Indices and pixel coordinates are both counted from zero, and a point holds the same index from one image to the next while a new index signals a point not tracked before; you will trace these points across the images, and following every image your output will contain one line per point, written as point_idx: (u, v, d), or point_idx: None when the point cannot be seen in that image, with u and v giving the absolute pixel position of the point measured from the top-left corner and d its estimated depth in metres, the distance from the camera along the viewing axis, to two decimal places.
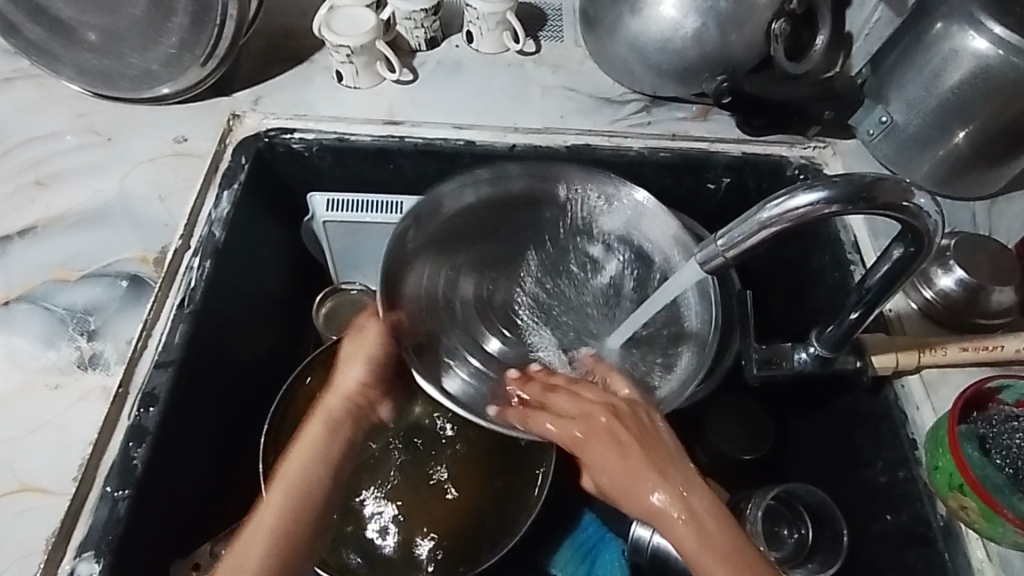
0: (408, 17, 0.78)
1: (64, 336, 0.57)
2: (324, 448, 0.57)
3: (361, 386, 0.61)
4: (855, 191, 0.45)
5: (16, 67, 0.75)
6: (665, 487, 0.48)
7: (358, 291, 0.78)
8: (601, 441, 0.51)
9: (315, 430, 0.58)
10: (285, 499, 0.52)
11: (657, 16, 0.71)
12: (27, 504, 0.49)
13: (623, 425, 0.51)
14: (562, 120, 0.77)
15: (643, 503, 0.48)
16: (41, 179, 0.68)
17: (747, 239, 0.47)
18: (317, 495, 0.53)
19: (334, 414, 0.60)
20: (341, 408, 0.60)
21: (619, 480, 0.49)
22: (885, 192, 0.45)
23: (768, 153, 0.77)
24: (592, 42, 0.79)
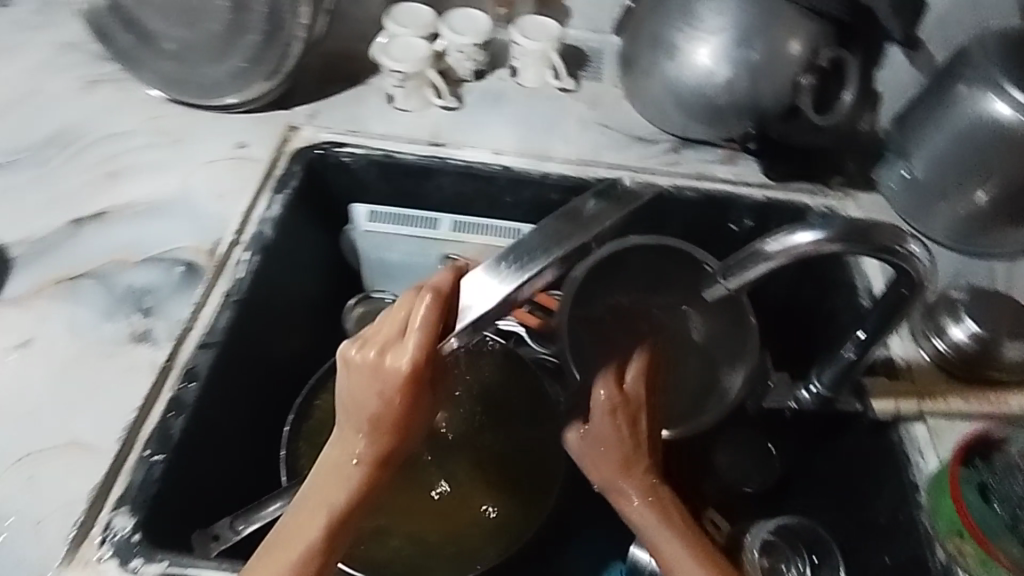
0: (459, 50, 0.84)
1: (122, 311, 0.62)
2: (348, 487, 0.50)
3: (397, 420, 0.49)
4: (852, 230, 0.48)
5: (102, 71, 0.82)
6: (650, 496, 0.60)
7: (389, 299, 0.82)
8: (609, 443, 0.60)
9: (339, 467, 0.51)
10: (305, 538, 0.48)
11: (692, 65, 0.77)
12: (74, 458, 0.54)
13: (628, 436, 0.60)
14: (595, 153, 0.84)
15: (632, 505, 0.60)
16: (112, 172, 0.73)
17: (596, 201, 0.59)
18: (323, 552, 0.49)
19: (364, 454, 0.50)
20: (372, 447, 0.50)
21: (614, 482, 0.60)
22: (882, 235, 0.49)
23: (790, 200, 0.80)
24: (629, 83, 0.86)
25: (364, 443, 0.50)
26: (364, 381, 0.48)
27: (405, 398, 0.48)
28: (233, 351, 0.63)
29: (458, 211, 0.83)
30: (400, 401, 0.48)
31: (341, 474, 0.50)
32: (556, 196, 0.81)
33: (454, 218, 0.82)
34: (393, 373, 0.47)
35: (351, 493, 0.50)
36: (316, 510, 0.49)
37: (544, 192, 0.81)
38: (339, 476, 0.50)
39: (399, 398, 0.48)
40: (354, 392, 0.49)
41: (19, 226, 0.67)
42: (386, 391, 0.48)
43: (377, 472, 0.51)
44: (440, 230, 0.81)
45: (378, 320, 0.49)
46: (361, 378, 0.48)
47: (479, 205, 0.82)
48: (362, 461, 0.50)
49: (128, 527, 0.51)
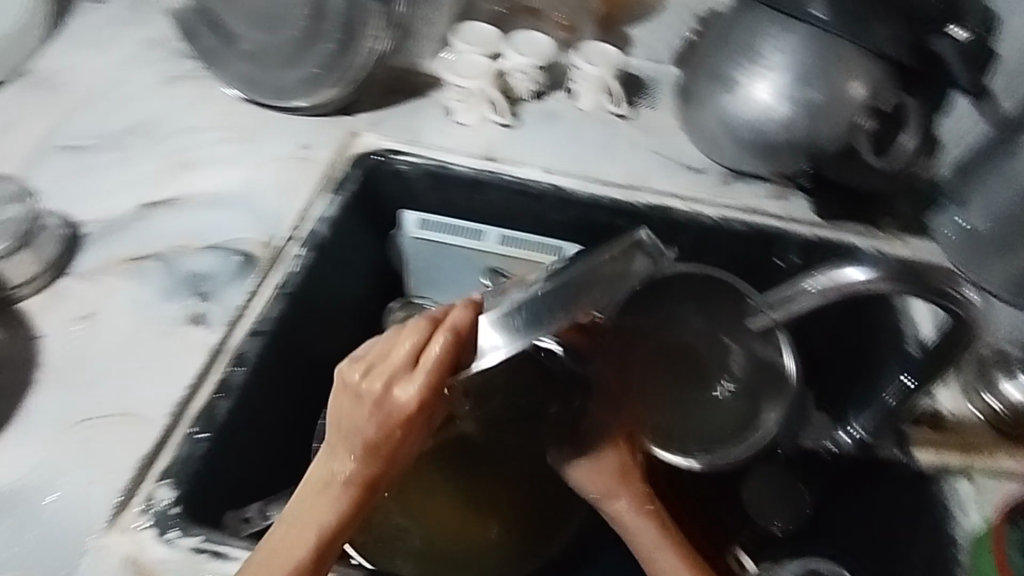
0: (523, 70, 0.86)
1: (180, 293, 0.65)
2: (339, 505, 0.49)
3: (393, 446, 0.49)
4: (901, 270, 0.49)
5: (183, 68, 0.87)
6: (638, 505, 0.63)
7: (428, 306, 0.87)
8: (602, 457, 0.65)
9: (328, 487, 0.49)
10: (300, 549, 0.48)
11: (750, 100, 0.78)
12: (123, 429, 0.56)
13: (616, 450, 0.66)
14: (646, 179, 0.85)
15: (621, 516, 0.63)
16: (184, 162, 0.77)
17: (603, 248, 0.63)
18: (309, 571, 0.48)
19: (354, 476, 0.49)
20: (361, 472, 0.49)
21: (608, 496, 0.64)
22: (933, 276, 0.49)
23: (842, 239, 0.80)
24: (686, 113, 0.87)
25: (353, 465, 0.48)
26: (364, 407, 0.47)
27: (405, 429, 0.48)
28: (280, 341, 0.65)
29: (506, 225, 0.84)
30: (400, 431, 0.48)
31: (330, 492, 0.49)
32: (604, 218, 0.83)
33: (502, 232, 0.83)
34: (399, 405, 0.47)
35: (337, 515, 0.48)
36: (302, 531, 0.48)
37: (592, 213, 0.83)
38: (326, 495, 0.49)
39: (399, 429, 0.48)
40: (352, 416, 0.48)
41: (94, 206, 0.71)
42: (387, 420, 0.48)
43: (365, 495, 0.49)
44: (489, 244, 0.82)
45: (383, 348, 0.49)
46: (361, 405, 0.47)
47: (527, 222, 0.84)
48: (349, 483, 0.48)
49: (168, 500, 0.52)
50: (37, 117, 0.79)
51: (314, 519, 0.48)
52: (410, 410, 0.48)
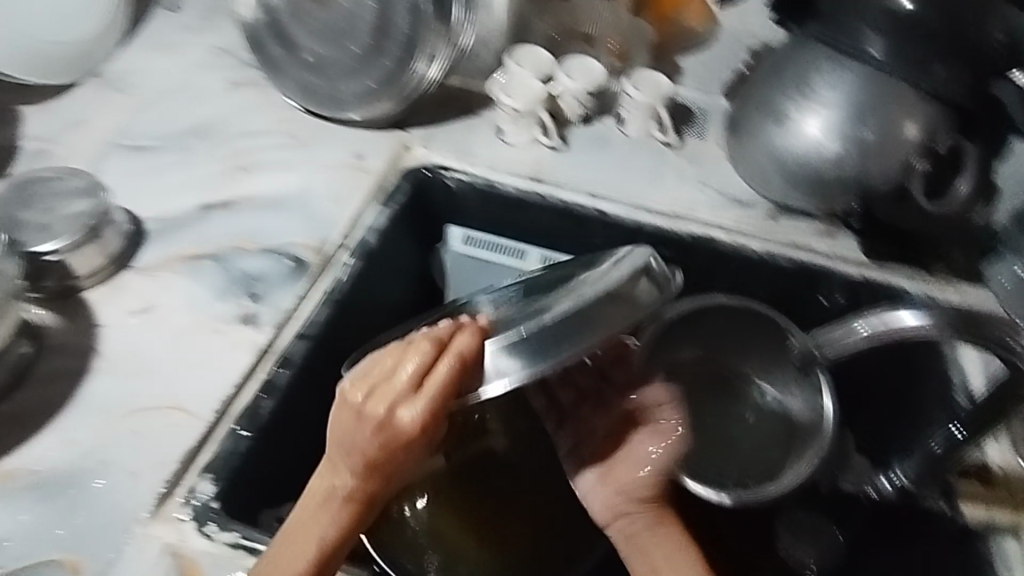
0: (575, 95, 0.87)
1: (233, 293, 0.67)
2: (338, 519, 0.51)
3: (394, 465, 0.50)
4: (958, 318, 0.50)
5: (246, 75, 0.90)
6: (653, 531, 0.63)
7: None
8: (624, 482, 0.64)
9: (330, 500, 0.51)
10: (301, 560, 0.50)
11: (801, 134, 0.78)
12: (171, 421, 0.58)
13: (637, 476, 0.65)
14: (691, 209, 0.85)
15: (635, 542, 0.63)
16: (243, 166, 0.79)
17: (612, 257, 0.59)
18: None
19: (354, 492, 0.51)
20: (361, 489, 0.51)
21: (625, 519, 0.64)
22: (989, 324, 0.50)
23: (888, 281, 0.79)
24: (733, 145, 0.88)
25: (352, 482, 0.50)
26: (365, 428, 0.48)
27: (402, 449, 0.49)
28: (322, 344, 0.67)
29: (549, 244, 0.86)
30: (400, 454, 0.49)
31: (331, 506, 0.51)
32: (646, 244, 0.84)
33: (544, 251, 0.84)
34: (400, 426, 0.48)
35: (335, 527, 0.51)
36: (304, 540, 0.50)
37: (635, 240, 0.84)
38: (325, 508, 0.51)
39: (399, 450, 0.49)
40: (352, 435, 0.49)
41: (157, 203, 0.74)
42: (386, 442, 0.49)
43: (365, 509, 0.51)
44: (528, 263, 0.84)
45: (387, 370, 0.50)
46: (362, 425, 0.48)
47: (570, 244, 0.85)
48: (348, 497, 0.50)
49: (210, 494, 0.54)
50: (108, 115, 0.83)
51: (314, 530, 0.51)
52: (411, 432, 0.49)
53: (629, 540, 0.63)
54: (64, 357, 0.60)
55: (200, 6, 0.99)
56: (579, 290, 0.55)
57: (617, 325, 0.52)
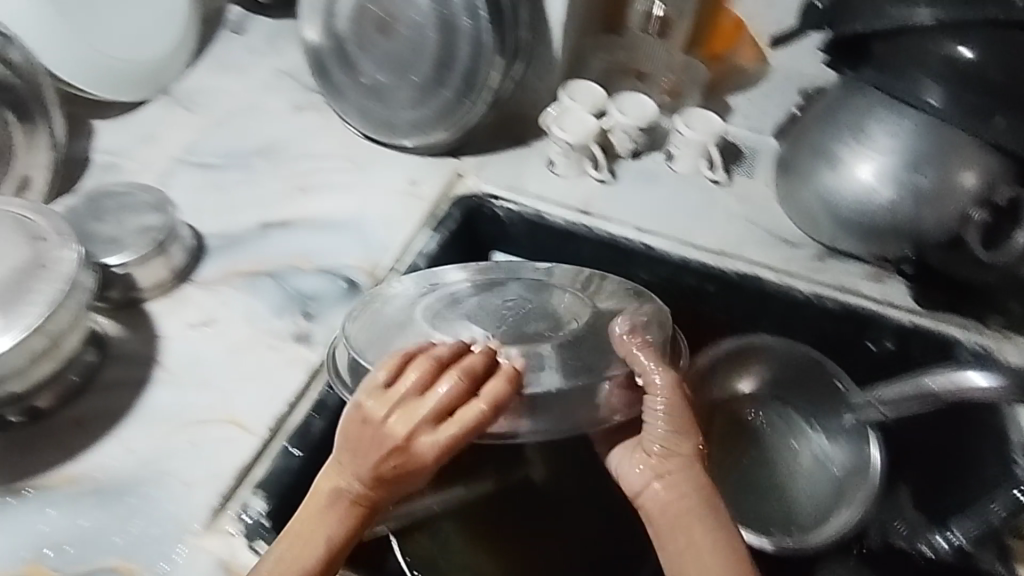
0: (625, 130, 0.89)
1: (289, 310, 0.69)
2: (340, 530, 0.52)
3: (402, 486, 0.52)
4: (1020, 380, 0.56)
5: (308, 99, 0.93)
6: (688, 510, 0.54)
7: None
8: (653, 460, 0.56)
9: (336, 507, 0.52)
10: (303, 562, 0.50)
11: (853, 177, 0.78)
12: (226, 435, 0.59)
13: (663, 453, 0.56)
14: (739, 246, 0.85)
15: (666, 523, 0.54)
16: (301, 188, 0.82)
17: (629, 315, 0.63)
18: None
19: (361, 503, 0.52)
20: (368, 502, 0.52)
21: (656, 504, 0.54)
22: None
23: (939, 330, 0.78)
24: (782, 184, 0.87)
25: (360, 488, 0.51)
26: (380, 445, 0.51)
27: (413, 472, 0.52)
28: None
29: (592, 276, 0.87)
30: (411, 477, 0.52)
31: (334, 516, 0.52)
32: (692, 281, 0.84)
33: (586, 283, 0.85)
34: (417, 452, 0.51)
35: (340, 532, 0.52)
36: (309, 543, 0.51)
37: (680, 276, 0.84)
38: (332, 510, 0.52)
39: (411, 473, 0.52)
40: (367, 446, 0.52)
41: (220, 220, 0.77)
42: (398, 462, 0.51)
43: (366, 518, 0.52)
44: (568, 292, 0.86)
45: (414, 394, 0.53)
46: (378, 441, 0.52)
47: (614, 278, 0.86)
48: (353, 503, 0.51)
49: (261, 510, 0.55)
50: (176, 133, 0.86)
51: (316, 534, 0.51)
52: (426, 459, 0.51)
53: (666, 509, 0.54)
54: (127, 366, 0.62)
55: (265, 31, 1.03)
56: (584, 353, 0.60)
57: (614, 409, 0.58)
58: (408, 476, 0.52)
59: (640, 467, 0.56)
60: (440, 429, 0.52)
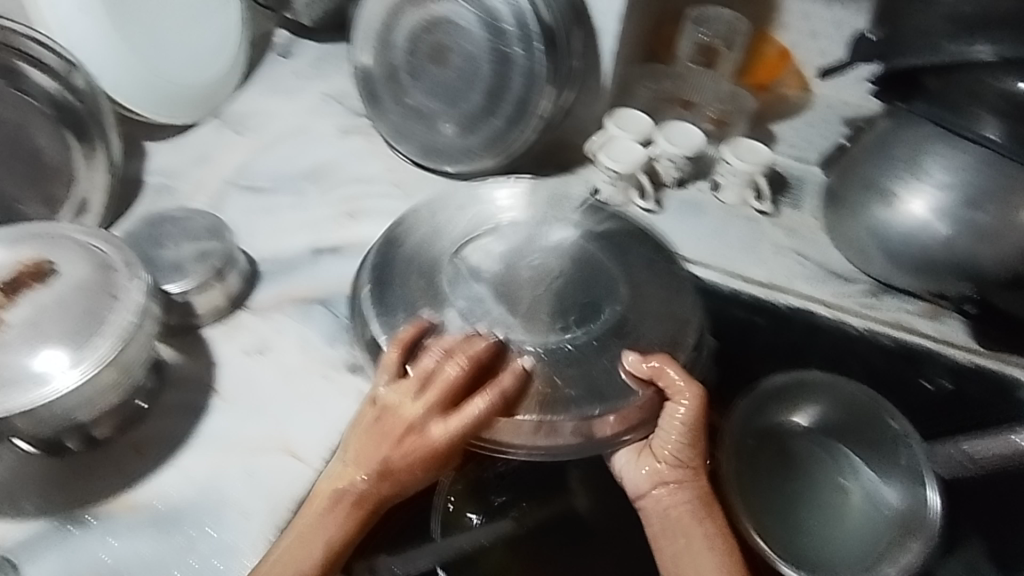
0: (671, 158, 0.89)
1: (342, 338, 0.68)
2: (338, 531, 0.54)
3: (405, 479, 0.57)
4: None
5: (356, 124, 0.94)
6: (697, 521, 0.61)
7: None
8: (668, 472, 0.63)
9: (339, 505, 0.55)
10: (308, 563, 0.53)
11: (906, 211, 0.77)
12: (282, 466, 0.59)
13: (672, 467, 0.63)
14: (788, 280, 0.85)
15: (675, 529, 0.61)
16: (351, 213, 0.82)
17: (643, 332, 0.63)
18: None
19: (367, 500, 0.56)
20: (374, 499, 0.56)
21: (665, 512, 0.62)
22: None
23: (999, 370, 0.77)
24: (831, 216, 0.87)
25: (366, 487, 0.55)
26: (387, 437, 0.57)
27: (414, 466, 0.57)
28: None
29: None
30: (417, 472, 0.57)
31: (342, 513, 0.55)
32: (741, 313, 0.83)
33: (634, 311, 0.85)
34: (421, 446, 0.57)
35: (343, 532, 0.55)
36: (306, 549, 0.53)
37: (730, 307, 0.84)
38: (333, 512, 0.55)
39: (411, 466, 0.57)
40: (374, 441, 0.57)
41: (273, 245, 0.77)
42: (405, 457, 0.56)
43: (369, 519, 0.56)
44: None
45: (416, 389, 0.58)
46: (386, 433, 0.57)
47: None
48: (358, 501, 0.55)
49: None
50: (227, 156, 0.87)
51: (321, 534, 0.54)
52: (429, 453, 0.57)
53: (666, 516, 0.62)
54: (186, 392, 0.63)
55: (312, 55, 1.05)
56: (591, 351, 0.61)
57: (612, 421, 0.60)
58: (410, 471, 0.57)
59: (644, 473, 0.63)
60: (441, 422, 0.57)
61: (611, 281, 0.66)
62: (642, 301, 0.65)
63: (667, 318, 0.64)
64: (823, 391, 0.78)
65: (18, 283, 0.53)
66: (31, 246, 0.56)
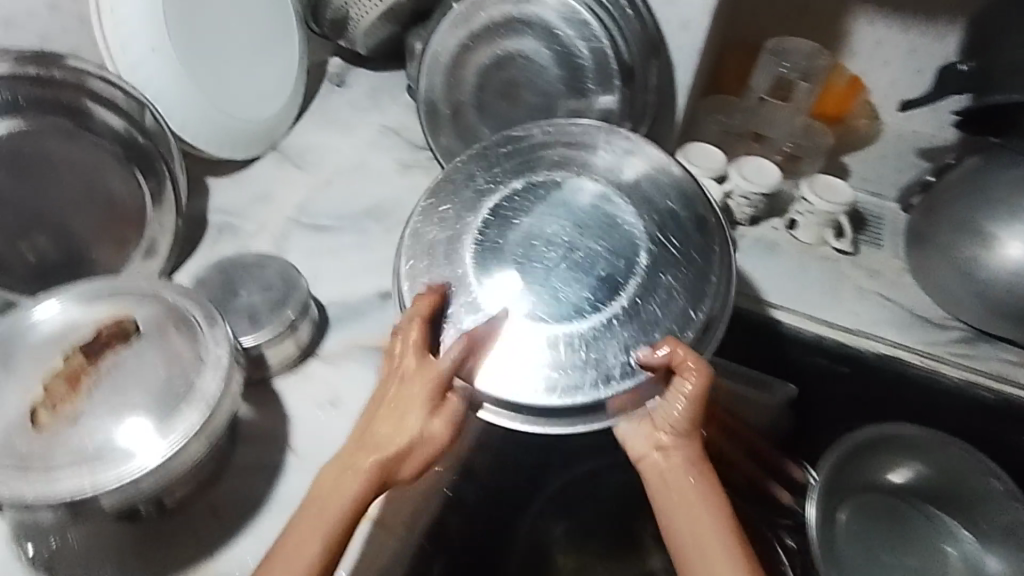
0: (744, 195, 0.85)
1: None
2: (344, 505, 0.50)
3: (402, 438, 0.53)
4: None
5: (417, 157, 0.92)
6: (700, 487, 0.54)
7: None
8: (670, 440, 0.55)
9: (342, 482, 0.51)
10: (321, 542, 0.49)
11: (1004, 256, 0.72)
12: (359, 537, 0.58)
13: (676, 434, 0.55)
14: (874, 326, 0.79)
15: (676, 499, 0.54)
16: None
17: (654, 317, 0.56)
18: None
19: (364, 468, 0.52)
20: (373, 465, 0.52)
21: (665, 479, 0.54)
22: None
23: None
24: (918, 256, 0.82)
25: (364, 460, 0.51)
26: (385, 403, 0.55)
27: (404, 417, 0.53)
28: (496, 434, 0.75)
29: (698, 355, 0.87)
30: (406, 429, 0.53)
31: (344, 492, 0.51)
32: (821, 359, 0.81)
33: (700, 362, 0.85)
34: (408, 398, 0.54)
35: (350, 505, 0.50)
36: (311, 529, 0.50)
37: (813, 354, 0.82)
38: (337, 489, 0.51)
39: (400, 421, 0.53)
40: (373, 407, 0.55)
41: (339, 288, 0.75)
42: (397, 414, 0.53)
43: (375, 487, 0.52)
44: None
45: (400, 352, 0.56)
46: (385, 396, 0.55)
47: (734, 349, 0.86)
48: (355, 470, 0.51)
49: None
50: (288, 192, 0.85)
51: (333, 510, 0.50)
52: (422, 401, 0.53)
53: (663, 481, 0.54)
54: (261, 449, 0.61)
55: (367, 85, 1.03)
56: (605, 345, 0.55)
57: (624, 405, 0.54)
58: (400, 427, 0.53)
59: (651, 440, 0.55)
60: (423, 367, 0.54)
61: (631, 245, 0.59)
62: (661, 273, 0.57)
63: (682, 296, 0.57)
64: (920, 448, 0.77)
65: (103, 344, 0.52)
66: (112, 306, 0.54)
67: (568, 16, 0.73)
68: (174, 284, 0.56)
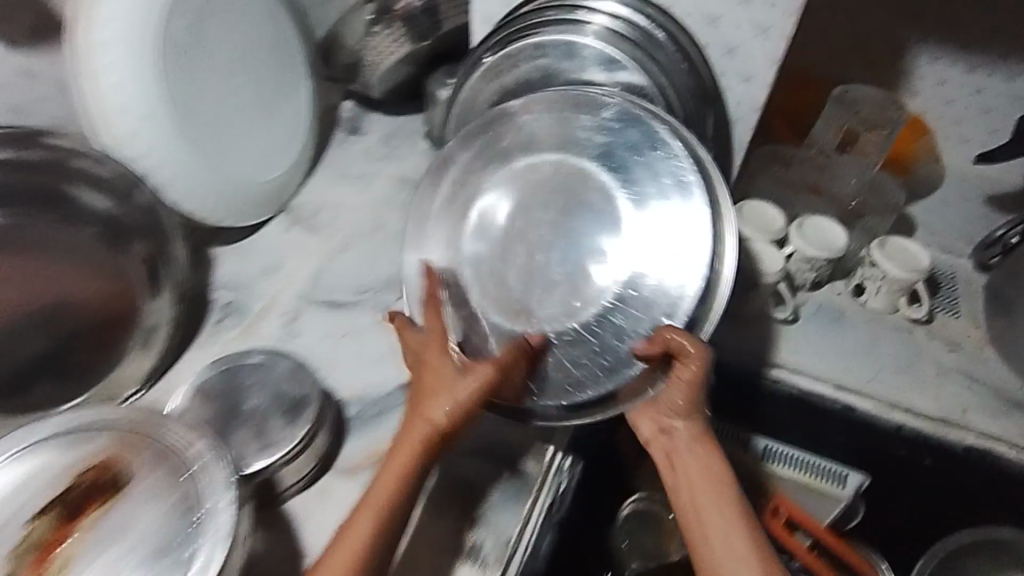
0: (807, 260, 0.76)
1: (453, 512, 0.59)
2: (396, 480, 0.51)
3: (431, 407, 0.53)
4: None
5: None
6: (708, 471, 0.52)
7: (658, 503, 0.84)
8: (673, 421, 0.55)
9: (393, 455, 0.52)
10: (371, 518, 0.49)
11: None
12: None
13: (680, 416, 0.54)
14: (963, 415, 0.70)
15: (683, 479, 0.53)
16: None
17: (646, 295, 0.57)
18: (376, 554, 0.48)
19: (411, 438, 0.52)
20: (420, 436, 0.52)
21: (673, 460, 0.54)
22: None
23: None
24: (1004, 324, 0.74)
25: (405, 431, 0.52)
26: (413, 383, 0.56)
27: (427, 389, 0.54)
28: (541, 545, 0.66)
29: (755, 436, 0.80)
30: (432, 397, 0.54)
31: (395, 467, 0.51)
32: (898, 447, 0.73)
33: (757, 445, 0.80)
34: (423, 375, 0.55)
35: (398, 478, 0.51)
36: (363, 509, 0.49)
37: (891, 441, 0.73)
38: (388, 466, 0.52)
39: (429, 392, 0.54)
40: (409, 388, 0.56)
41: (360, 378, 0.66)
42: (418, 388, 0.55)
43: (426, 456, 0.52)
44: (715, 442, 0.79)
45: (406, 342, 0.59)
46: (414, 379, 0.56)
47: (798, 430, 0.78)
48: (395, 444, 0.52)
49: None
50: (300, 261, 0.77)
51: (383, 488, 0.50)
52: (434, 372, 0.55)
53: (671, 462, 0.54)
54: None
55: (382, 131, 0.94)
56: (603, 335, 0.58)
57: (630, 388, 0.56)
58: (431, 396, 0.54)
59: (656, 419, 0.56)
60: (428, 346, 0.57)
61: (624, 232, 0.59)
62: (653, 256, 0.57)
63: (671, 265, 0.57)
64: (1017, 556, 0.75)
65: (82, 502, 0.44)
66: (95, 446, 0.45)
67: (610, 63, 0.67)
68: (167, 417, 0.47)
